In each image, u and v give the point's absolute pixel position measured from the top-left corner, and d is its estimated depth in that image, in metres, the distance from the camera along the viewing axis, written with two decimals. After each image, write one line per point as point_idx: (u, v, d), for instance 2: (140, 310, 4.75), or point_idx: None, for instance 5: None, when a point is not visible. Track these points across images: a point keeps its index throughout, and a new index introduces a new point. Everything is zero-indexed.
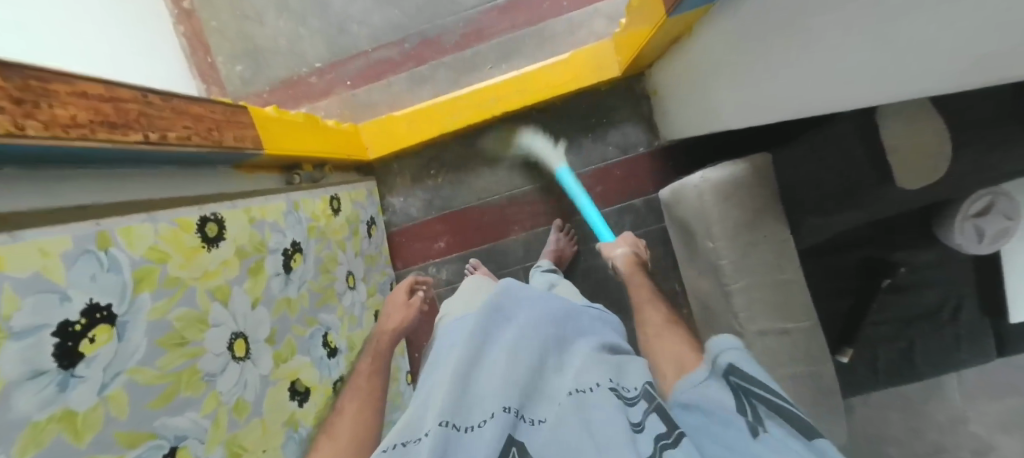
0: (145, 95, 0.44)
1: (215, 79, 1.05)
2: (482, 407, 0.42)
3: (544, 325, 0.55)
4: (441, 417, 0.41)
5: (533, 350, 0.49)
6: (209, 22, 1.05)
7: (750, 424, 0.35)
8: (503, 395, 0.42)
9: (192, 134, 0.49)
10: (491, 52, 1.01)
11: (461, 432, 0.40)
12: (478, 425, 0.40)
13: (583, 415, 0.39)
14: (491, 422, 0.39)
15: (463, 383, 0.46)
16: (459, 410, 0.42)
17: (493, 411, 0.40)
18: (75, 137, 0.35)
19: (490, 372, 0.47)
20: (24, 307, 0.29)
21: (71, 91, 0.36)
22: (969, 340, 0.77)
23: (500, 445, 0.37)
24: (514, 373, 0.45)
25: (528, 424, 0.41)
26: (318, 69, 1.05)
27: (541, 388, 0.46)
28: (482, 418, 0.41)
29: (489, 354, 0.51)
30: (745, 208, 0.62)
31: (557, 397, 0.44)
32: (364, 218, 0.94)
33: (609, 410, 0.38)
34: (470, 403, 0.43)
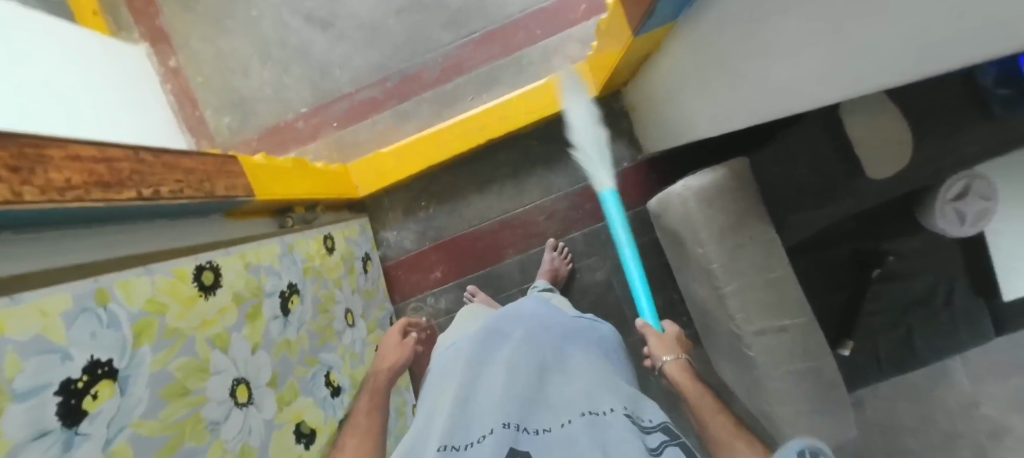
0: (136, 153, 0.46)
1: (204, 132, 1.08)
2: (483, 422, 0.42)
3: (541, 341, 0.55)
4: (442, 439, 0.41)
5: (533, 367, 0.50)
6: (196, 78, 1.08)
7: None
8: (503, 409, 0.42)
9: (184, 186, 0.51)
10: (471, 84, 1.05)
11: (462, 452, 0.40)
12: (477, 441, 0.40)
13: (595, 434, 0.40)
14: (490, 438, 0.40)
15: (462, 401, 0.46)
16: (460, 429, 0.42)
17: (492, 426, 0.41)
18: (71, 199, 0.36)
19: (488, 388, 0.47)
20: (26, 368, 0.29)
21: (65, 155, 0.37)
22: (966, 321, 0.78)
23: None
24: (513, 387, 0.46)
25: (530, 434, 0.41)
26: (304, 114, 1.08)
27: (543, 397, 0.46)
28: (482, 432, 0.41)
29: (485, 369, 0.51)
30: (727, 211, 0.63)
31: (558, 411, 0.45)
32: (359, 254, 0.94)
33: (627, 438, 0.39)
34: (468, 417, 0.44)
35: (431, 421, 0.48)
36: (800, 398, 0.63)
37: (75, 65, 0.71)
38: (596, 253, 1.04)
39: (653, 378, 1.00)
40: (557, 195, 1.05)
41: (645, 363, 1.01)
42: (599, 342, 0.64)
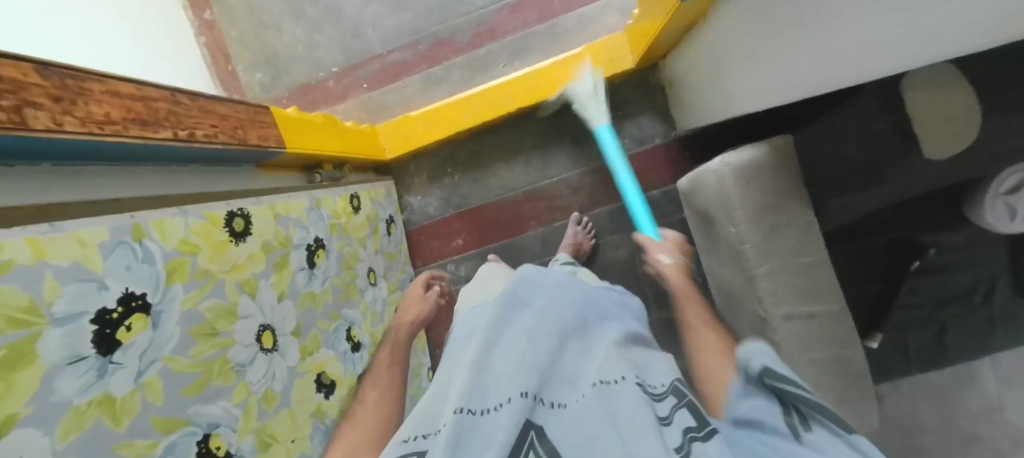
0: (173, 95, 0.46)
1: (236, 87, 1.08)
2: (500, 391, 0.42)
3: (564, 313, 0.54)
4: (459, 401, 0.41)
5: (551, 338, 0.49)
6: (230, 32, 1.08)
7: (792, 425, 0.39)
8: (522, 380, 0.42)
9: (218, 132, 0.51)
10: (503, 50, 1.02)
11: (478, 416, 0.39)
12: (494, 408, 0.40)
13: (602, 404, 0.39)
14: (508, 406, 0.39)
15: (480, 368, 0.46)
16: (476, 394, 0.42)
17: (510, 395, 0.40)
18: (110, 133, 0.37)
19: (507, 357, 0.47)
20: (64, 294, 0.31)
21: (104, 90, 0.37)
22: (1005, 321, 0.74)
23: (517, 426, 0.37)
24: (532, 359, 0.45)
25: (546, 407, 0.41)
26: (334, 73, 1.07)
27: (563, 376, 0.46)
28: (499, 401, 0.40)
29: (505, 338, 0.51)
30: (765, 190, 0.60)
31: (576, 389, 0.44)
32: (383, 216, 0.95)
33: (637, 403, 0.38)
34: (485, 385, 0.43)
35: (447, 386, 0.48)
36: (823, 386, 0.61)
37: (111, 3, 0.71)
38: (620, 230, 1.02)
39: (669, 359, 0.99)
40: (584, 168, 1.03)
41: (661, 344, 1.00)
42: (624, 314, 0.63)
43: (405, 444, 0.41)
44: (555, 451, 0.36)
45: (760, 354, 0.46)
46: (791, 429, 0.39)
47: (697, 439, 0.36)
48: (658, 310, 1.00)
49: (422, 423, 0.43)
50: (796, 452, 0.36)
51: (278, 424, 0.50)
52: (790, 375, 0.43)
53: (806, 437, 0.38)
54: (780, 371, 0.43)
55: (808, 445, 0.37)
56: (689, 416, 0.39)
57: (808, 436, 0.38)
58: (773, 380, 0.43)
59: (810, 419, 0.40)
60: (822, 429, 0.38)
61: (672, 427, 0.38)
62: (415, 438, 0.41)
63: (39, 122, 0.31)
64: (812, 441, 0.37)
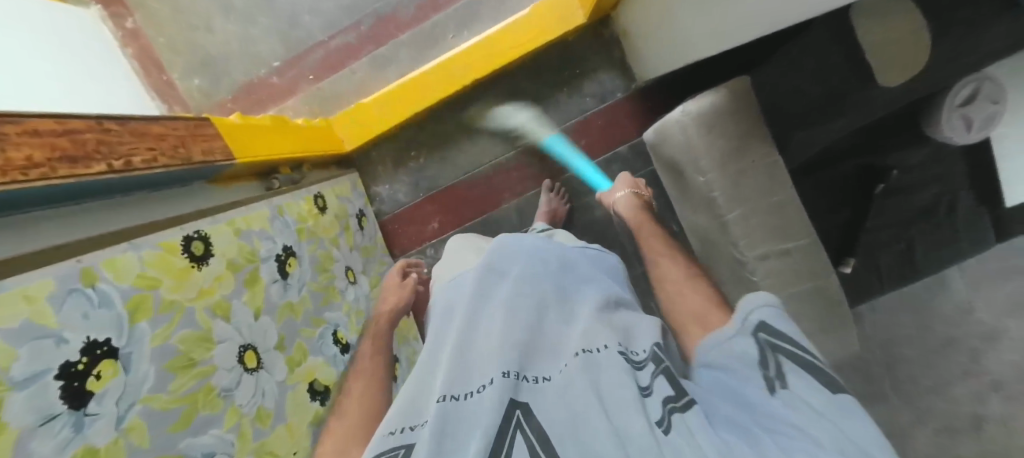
0: (99, 123, 0.43)
1: (176, 97, 1.02)
2: (482, 374, 0.43)
3: (539, 283, 0.55)
4: (441, 390, 0.41)
5: (529, 312, 0.50)
6: (157, 38, 1.01)
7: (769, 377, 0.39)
8: (503, 358, 0.42)
9: (158, 155, 0.48)
10: (450, 20, 0.97)
11: (461, 401, 0.40)
12: (477, 391, 0.41)
13: (592, 376, 0.40)
14: (490, 387, 0.40)
15: (461, 353, 0.46)
16: (458, 380, 0.43)
17: (492, 376, 0.41)
18: (36, 178, 0.35)
19: (488, 336, 0.48)
20: (21, 357, 0.29)
21: (22, 131, 0.35)
22: (967, 228, 0.78)
23: (503, 409, 0.37)
24: (511, 335, 0.46)
25: (530, 382, 0.42)
26: (276, 68, 1.01)
27: (547, 347, 0.47)
28: (481, 384, 0.41)
29: (485, 316, 0.52)
30: (728, 136, 0.60)
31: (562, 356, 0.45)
32: (352, 211, 0.93)
33: (621, 375, 0.39)
34: (465, 370, 0.44)
35: (429, 377, 0.48)
36: (799, 316, 0.64)
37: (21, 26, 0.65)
38: (594, 190, 1.02)
39: (657, 309, 1.02)
40: (550, 133, 1.01)
41: (648, 296, 1.02)
42: (600, 269, 0.64)
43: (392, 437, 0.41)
44: (542, 430, 0.36)
45: (757, 302, 0.45)
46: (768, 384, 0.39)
47: (674, 409, 0.37)
48: (642, 264, 1.02)
49: (410, 415, 0.43)
50: (764, 410, 0.37)
51: (279, 441, 0.51)
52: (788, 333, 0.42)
53: (780, 392, 0.38)
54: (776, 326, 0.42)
55: (778, 400, 0.37)
56: (667, 383, 0.40)
57: (783, 390, 0.38)
58: (768, 337, 0.42)
59: (792, 372, 0.39)
60: (799, 381, 0.38)
61: (654, 395, 0.39)
62: (403, 430, 0.42)
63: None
64: (784, 396, 0.37)
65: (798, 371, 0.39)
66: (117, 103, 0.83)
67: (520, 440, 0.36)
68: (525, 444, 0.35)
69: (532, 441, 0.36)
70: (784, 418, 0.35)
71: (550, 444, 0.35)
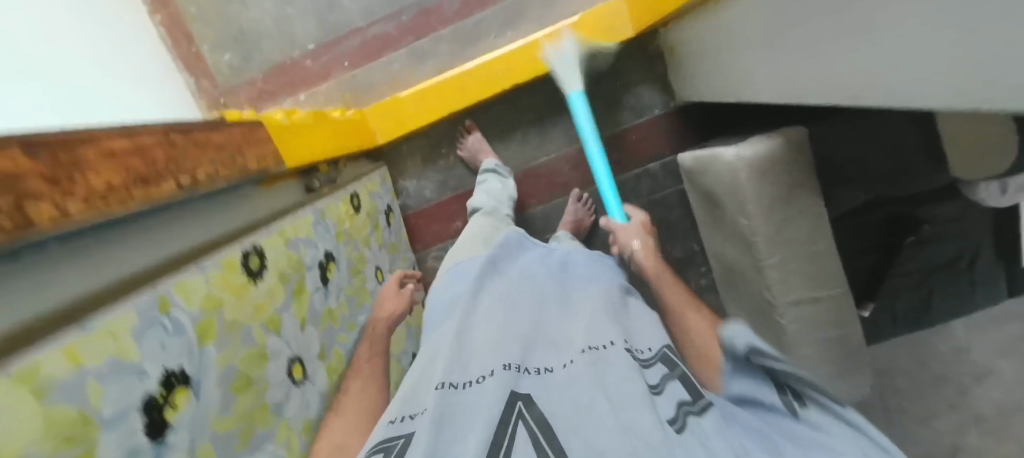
0: (168, 136, 0.42)
1: (204, 71, 0.99)
2: (482, 365, 0.47)
3: (536, 287, 0.62)
4: (441, 376, 0.45)
5: (530, 313, 0.56)
6: (189, 8, 0.98)
7: (787, 400, 0.48)
8: (503, 355, 0.47)
9: (219, 167, 0.48)
10: (494, 19, 0.94)
11: (462, 388, 0.44)
12: (477, 381, 0.45)
13: (594, 369, 0.45)
14: (491, 378, 0.44)
15: (464, 346, 0.51)
16: (460, 369, 0.47)
17: (493, 368, 0.45)
18: (114, 205, 0.35)
19: (487, 329, 0.53)
20: (109, 395, 0.30)
21: (100, 154, 0.35)
22: (984, 282, 0.79)
23: (505, 401, 0.41)
24: (510, 331, 0.52)
25: (530, 374, 0.46)
26: (310, 51, 0.98)
27: (542, 343, 0.53)
28: (480, 375, 0.46)
29: (484, 310, 0.57)
30: (779, 185, 0.60)
31: (561, 355, 0.50)
32: (382, 207, 0.92)
33: (622, 371, 0.45)
34: (467, 362, 0.49)
35: (428, 366, 0.53)
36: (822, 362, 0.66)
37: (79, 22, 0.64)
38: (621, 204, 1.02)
39: None
40: (583, 144, 1.00)
41: None
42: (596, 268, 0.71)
43: (393, 425, 0.44)
44: (544, 421, 0.39)
45: (736, 333, 0.51)
46: (791, 407, 0.47)
47: (691, 415, 0.43)
48: None
49: (408, 400, 0.47)
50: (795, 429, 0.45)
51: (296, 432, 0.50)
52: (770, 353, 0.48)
53: (803, 413, 0.46)
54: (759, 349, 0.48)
55: (804, 422, 0.45)
56: (682, 389, 0.47)
57: (805, 410, 0.47)
58: (762, 363, 0.49)
59: (810, 398, 0.47)
60: (818, 411, 0.46)
61: (668, 397, 0.45)
62: (403, 418, 0.44)
63: (39, 214, 0.29)
64: (809, 418, 0.45)
65: (819, 403, 0.47)
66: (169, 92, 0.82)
67: (523, 428, 0.39)
68: (526, 433, 0.38)
69: (536, 429, 0.39)
70: (806, 434, 0.43)
71: (549, 430, 0.38)
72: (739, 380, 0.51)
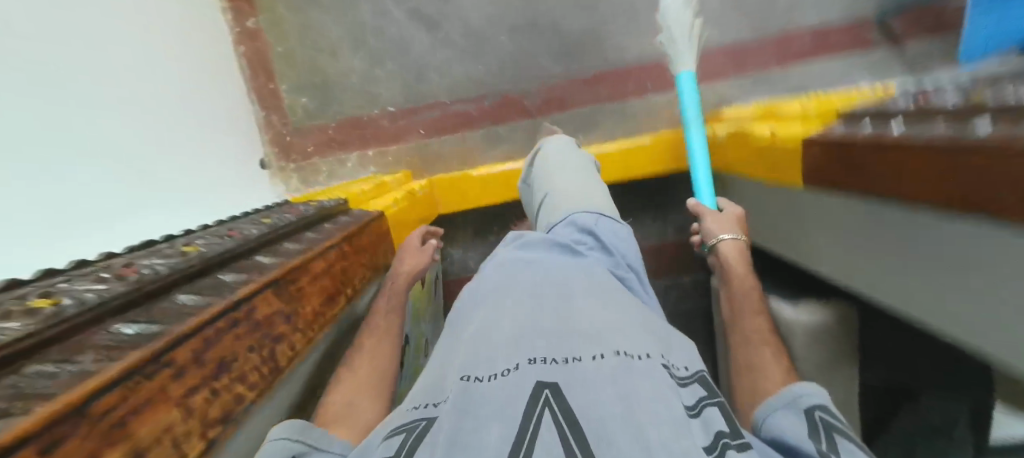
0: (340, 246, 0.46)
1: (277, 107, 1.01)
2: (504, 353, 0.38)
3: (560, 267, 0.51)
4: (463, 369, 0.38)
5: (555, 300, 0.45)
6: (276, 47, 0.99)
7: (819, 449, 0.36)
8: (529, 346, 0.39)
9: (366, 267, 0.52)
10: (570, 122, 1.01)
11: (484, 383, 0.36)
12: (501, 374, 0.36)
13: (625, 378, 0.35)
14: (516, 373, 0.36)
15: (473, 338, 0.42)
16: (482, 358, 0.39)
17: (517, 361, 0.37)
18: (319, 329, 0.39)
19: (512, 310, 0.44)
20: None
21: (309, 277, 0.38)
22: None
23: (528, 392, 0.34)
24: (537, 318, 0.42)
25: (562, 364, 0.37)
26: (390, 113, 1.01)
27: (567, 322, 0.42)
28: (504, 365, 0.37)
29: (510, 288, 0.48)
30: (825, 353, 0.69)
31: (591, 339, 0.40)
32: (436, 275, 0.95)
33: (656, 386, 0.35)
34: (476, 349, 0.40)
35: (447, 353, 0.45)
36: None
37: (166, 101, 0.67)
38: None
39: None
40: None
41: None
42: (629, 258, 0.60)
43: (412, 411, 0.38)
44: (571, 415, 0.32)
45: (810, 388, 0.44)
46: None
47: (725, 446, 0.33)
48: None
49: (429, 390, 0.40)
50: None
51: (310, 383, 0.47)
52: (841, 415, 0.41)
53: None
54: (828, 407, 0.42)
55: None
56: (721, 419, 0.36)
57: None
58: (823, 415, 0.41)
59: (847, 449, 0.36)
60: None
61: (698, 421, 0.35)
62: (427, 406, 0.38)
63: (284, 355, 0.33)
64: None
65: (853, 451, 0.36)
66: (231, 162, 0.84)
67: (548, 420, 0.32)
68: (552, 420, 0.31)
69: (561, 421, 0.32)
70: None
71: (579, 431, 0.31)
72: (782, 416, 0.43)
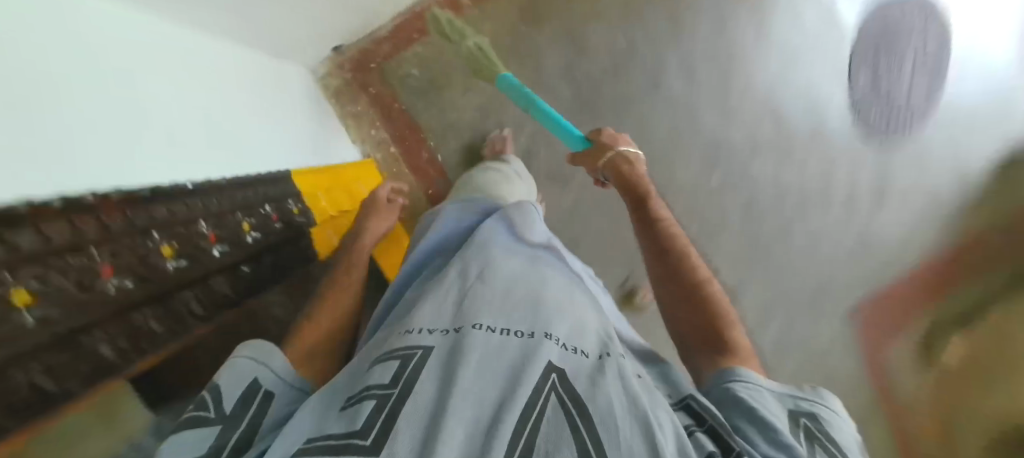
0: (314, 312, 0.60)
1: (396, 47, 1.00)
2: (520, 319, 0.42)
3: (560, 269, 0.55)
4: (476, 319, 0.41)
5: (559, 290, 0.49)
6: (450, 33, 1.00)
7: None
8: (531, 321, 0.42)
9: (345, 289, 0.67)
10: None
11: (495, 334, 0.40)
12: (512, 333, 0.40)
13: (619, 377, 0.37)
14: (525, 339, 0.39)
15: (495, 285, 0.46)
16: (486, 314, 0.42)
17: (531, 330, 0.40)
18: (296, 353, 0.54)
19: (521, 281, 0.48)
20: None
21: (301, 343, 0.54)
22: None
23: (537, 368, 0.36)
24: (541, 298, 0.45)
25: (569, 351, 0.39)
26: (434, 157, 1.05)
27: (568, 310, 0.45)
28: (522, 328, 0.41)
29: (525, 265, 0.52)
30: None
31: (587, 338, 0.42)
32: None
33: (660, 401, 0.37)
34: (483, 301, 0.44)
35: (454, 280, 0.48)
36: None
37: None
38: None
39: None
40: None
41: None
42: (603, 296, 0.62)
43: (405, 335, 0.40)
44: (578, 397, 0.34)
45: (820, 395, 0.44)
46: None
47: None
48: None
49: (437, 320, 0.42)
50: None
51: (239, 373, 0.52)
52: (833, 433, 0.41)
53: None
54: (823, 418, 0.42)
55: None
56: (708, 438, 0.36)
57: None
58: (813, 423, 0.41)
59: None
60: None
61: (691, 438, 0.36)
62: (422, 332, 0.41)
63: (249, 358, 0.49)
64: None
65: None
66: (306, 28, 0.73)
67: (550, 403, 0.34)
68: (558, 406, 0.34)
69: (565, 405, 0.34)
70: None
71: (585, 407, 0.33)
72: (764, 392, 0.43)
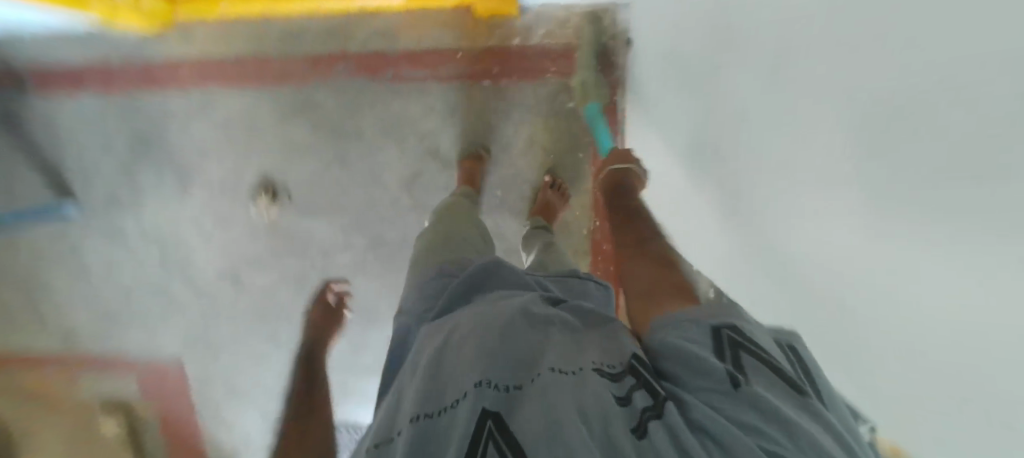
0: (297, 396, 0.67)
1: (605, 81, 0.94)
2: (455, 382, 0.34)
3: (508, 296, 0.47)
4: (415, 405, 0.32)
5: (520, 316, 0.41)
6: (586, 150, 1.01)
7: (728, 375, 0.30)
8: (471, 367, 0.34)
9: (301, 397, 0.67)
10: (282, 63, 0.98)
11: (431, 418, 0.31)
12: (450, 405, 0.32)
13: (567, 400, 0.29)
14: (465, 399, 0.31)
15: (434, 359, 0.38)
16: (428, 393, 0.33)
17: (466, 388, 0.32)
18: None
19: (454, 341, 0.39)
20: None
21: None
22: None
23: (482, 415, 0.29)
24: (485, 341, 0.37)
25: (503, 388, 0.32)
26: (490, 77, 0.99)
27: (520, 349, 0.37)
28: (451, 395, 0.33)
29: (461, 320, 0.43)
30: None
31: (537, 363, 0.35)
32: None
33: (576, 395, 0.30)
34: (413, 390, 0.35)
35: (404, 379, 0.39)
36: None
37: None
38: None
39: None
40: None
41: None
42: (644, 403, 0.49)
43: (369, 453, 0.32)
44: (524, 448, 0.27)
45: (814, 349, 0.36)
46: (735, 376, 0.30)
47: (655, 421, 0.28)
48: None
49: (378, 432, 0.34)
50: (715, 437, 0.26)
51: None
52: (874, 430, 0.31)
53: (744, 387, 0.29)
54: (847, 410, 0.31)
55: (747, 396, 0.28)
56: (650, 395, 0.31)
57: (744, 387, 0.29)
58: (736, 334, 0.34)
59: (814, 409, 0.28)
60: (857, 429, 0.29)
61: (624, 406, 0.30)
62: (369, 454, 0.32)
63: None
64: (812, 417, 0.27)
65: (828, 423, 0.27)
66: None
67: None
68: None
69: None
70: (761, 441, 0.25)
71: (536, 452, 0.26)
72: (688, 329, 0.36)
